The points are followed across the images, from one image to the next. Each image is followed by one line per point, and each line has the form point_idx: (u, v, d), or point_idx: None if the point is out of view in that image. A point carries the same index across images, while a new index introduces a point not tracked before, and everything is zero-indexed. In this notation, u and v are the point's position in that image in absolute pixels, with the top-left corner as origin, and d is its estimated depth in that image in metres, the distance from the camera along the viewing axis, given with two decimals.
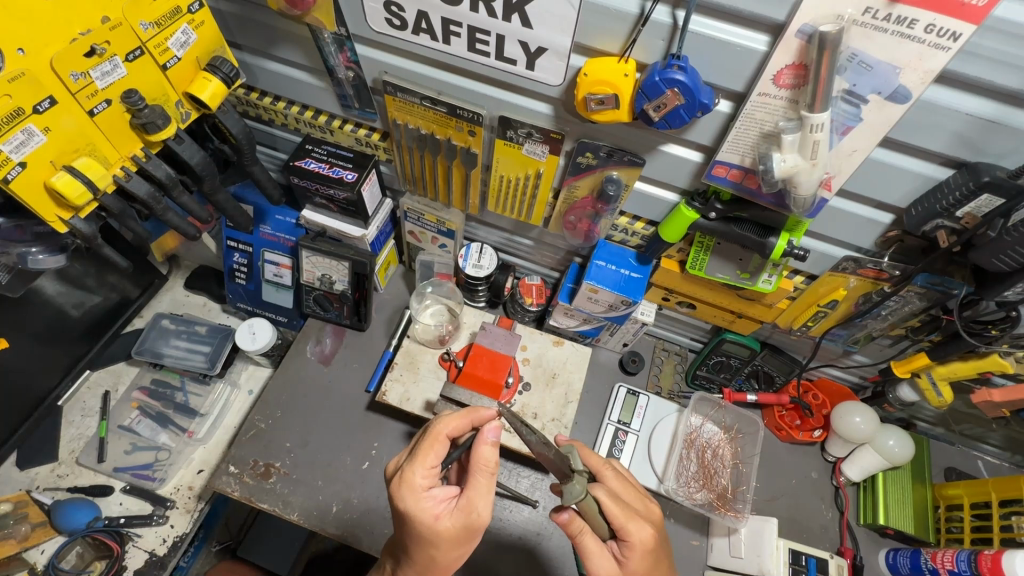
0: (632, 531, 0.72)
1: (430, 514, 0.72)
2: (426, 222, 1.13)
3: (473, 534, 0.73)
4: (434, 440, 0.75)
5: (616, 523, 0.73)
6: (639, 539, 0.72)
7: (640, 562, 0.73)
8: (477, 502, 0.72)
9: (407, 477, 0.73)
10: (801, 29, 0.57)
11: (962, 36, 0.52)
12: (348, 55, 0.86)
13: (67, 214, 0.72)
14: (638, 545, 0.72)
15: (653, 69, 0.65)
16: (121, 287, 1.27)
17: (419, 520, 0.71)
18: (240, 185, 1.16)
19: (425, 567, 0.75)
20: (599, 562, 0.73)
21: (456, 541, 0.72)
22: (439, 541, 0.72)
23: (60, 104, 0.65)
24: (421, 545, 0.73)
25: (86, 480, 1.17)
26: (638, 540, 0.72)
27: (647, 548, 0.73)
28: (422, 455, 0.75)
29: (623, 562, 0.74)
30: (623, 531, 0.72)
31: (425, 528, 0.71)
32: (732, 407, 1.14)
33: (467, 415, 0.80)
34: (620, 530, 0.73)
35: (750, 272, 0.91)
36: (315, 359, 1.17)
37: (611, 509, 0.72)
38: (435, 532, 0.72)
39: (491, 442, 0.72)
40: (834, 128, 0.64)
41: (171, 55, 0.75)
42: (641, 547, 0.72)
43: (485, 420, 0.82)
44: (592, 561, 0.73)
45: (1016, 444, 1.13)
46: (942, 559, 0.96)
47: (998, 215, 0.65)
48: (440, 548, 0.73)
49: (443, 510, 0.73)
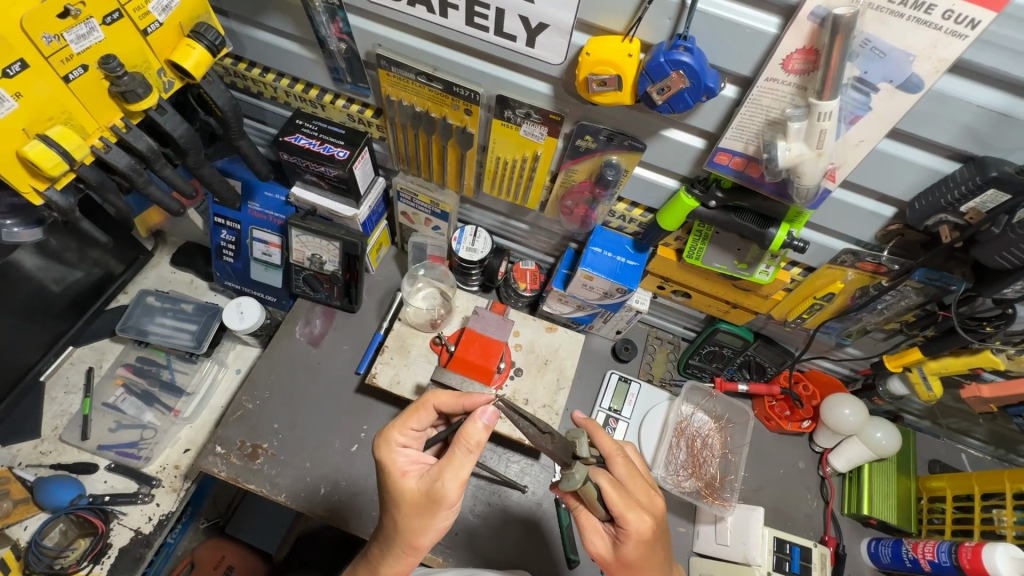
0: (630, 521, 0.70)
1: (398, 469, 0.72)
2: (419, 204, 1.10)
3: (435, 507, 0.69)
4: (421, 408, 0.76)
5: (615, 511, 0.70)
6: (637, 529, 0.70)
7: (634, 550, 0.72)
8: (446, 473, 0.68)
9: (384, 433, 0.74)
10: (814, 11, 0.55)
11: (980, 23, 0.50)
12: (341, 26, 0.83)
13: (43, 185, 0.69)
14: (634, 534, 0.70)
15: (658, 50, 0.63)
16: (104, 262, 1.24)
17: (387, 474, 0.72)
18: (227, 159, 1.13)
19: (390, 533, 0.72)
20: (594, 539, 0.76)
21: (417, 507, 0.69)
22: (401, 501, 0.70)
23: (32, 68, 0.61)
24: (388, 504, 0.72)
25: (69, 457, 1.15)
26: (636, 530, 0.70)
27: (642, 538, 0.71)
28: (405, 417, 0.76)
29: (619, 544, 0.74)
30: (621, 519, 0.70)
31: (392, 485, 0.71)
32: (723, 396, 1.14)
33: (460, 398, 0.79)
34: (618, 518, 0.70)
35: (748, 262, 0.90)
36: (304, 340, 1.16)
37: (611, 496, 0.70)
38: (401, 491, 0.71)
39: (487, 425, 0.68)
40: (842, 117, 0.62)
41: (152, 19, 0.71)
42: (637, 536, 0.70)
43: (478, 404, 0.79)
44: (588, 536, 0.76)
45: (999, 439, 1.15)
46: (924, 549, 0.98)
47: (1003, 211, 0.64)
48: (402, 510, 0.70)
49: (412, 470, 0.72)
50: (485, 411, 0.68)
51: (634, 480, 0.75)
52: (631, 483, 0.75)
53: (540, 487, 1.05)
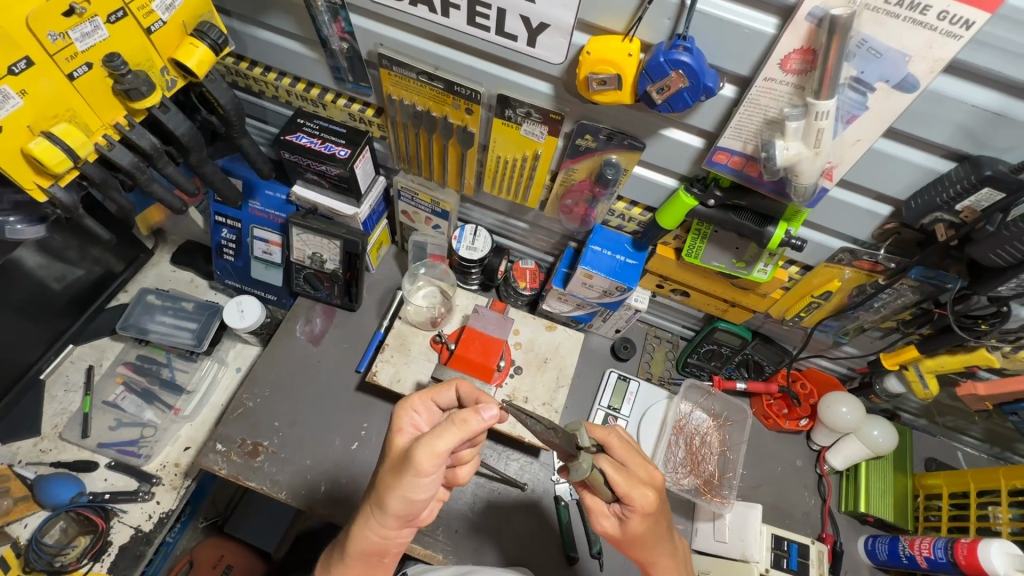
0: (635, 498, 0.71)
1: (400, 426, 0.75)
2: (420, 203, 1.10)
3: (405, 469, 0.66)
4: (446, 385, 0.80)
5: (619, 492, 0.71)
6: (643, 505, 0.71)
7: (642, 525, 0.73)
8: (423, 440, 0.66)
9: (405, 396, 0.78)
10: (812, 12, 0.56)
11: (974, 24, 0.51)
12: (343, 26, 0.83)
13: (46, 182, 0.70)
14: (641, 510, 0.71)
15: (657, 49, 0.63)
16: (105, 261, 1.24)
17: (391, 431, 0.75)
18: (228, 158, 1.13)
19: (371, 490, 0.72)
20: (601, 521, 0.77)
21: (394, 466, 0.68)
22: (385, 457, 0.71)
23: (38, 66, 0.62)
24: (381, 462, 0.74)
25: (69, 455, 1.15)
26: (641, 506, 0.71)
27: (649, 512, 0.71)
28: (430, 391, 0.80)
29: (626, 522, 0.74)
30: (626, 499, 0.71)
31: (390, 440, 0.74)
32: (722, 395, 1.15)
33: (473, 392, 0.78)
34: (623, 497, 0.71)
35: (746, 261, 0.91)
36: (305, 338, 1.16)
37: (614, 478, 0.71)
38: (391, 447, 0.72)
39: (485, 419, 0.66)
40: (839, 116, 0.63)
41: (156, 18, 0.71)
42: (643, 511, 0.71)
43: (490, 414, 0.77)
44: (596, 517, 0.77)
45: (995, 437, 1.16)
46: (920, 546, 0.99)
47: (997, 210, 0.65)
48: (385, 467, 0.71)
49: (408, 435, 0.73)
50: (487, 408, 0.67)
51: (633, 458, 0.76)
52: (630, 461, 0.76)
53: (539, 485, 1.05)
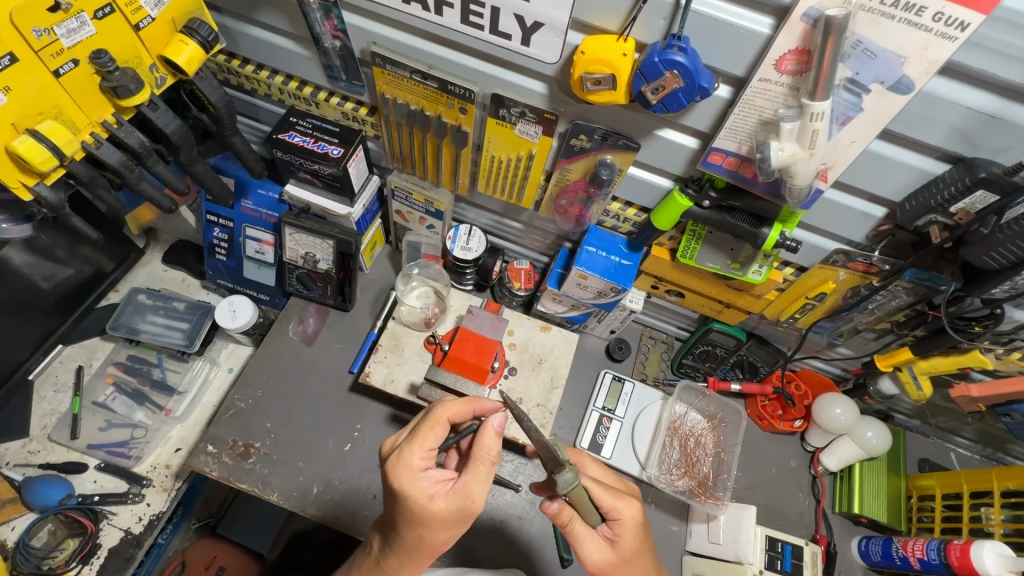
0: (622, 508, 0.74)
1: (424, 494, 0.69)
2: (414, 202, 1.10)
3: (464, 519, 0.70)
4: (435, 423, 0.72)
5: (607, 504, 0.74)
6: (629, 516, 0.74)
7: (631, 541, 0.74)
8: (474, 488, 0.70)
9: (404, 459, 0.69)
10: (807, 12, 0.55)
11: (969, 26, 0.51)
12: (336, 23, 0.82)
13: (32, 180, 0.69)
14: (629, 522, 0.74)
15: (653, 50, 0.63)
16: (95, 260, 1.22)
17: (412, 501, 0.68)
18: (220, 157, 1.12)
19: (411, 545, 0.72)
20: (590, 548, 0.73)
21: (446, 524, 0.70)
22: (430, 522, 0.69)
23: (22, 62, 0.61)
24: (409, 522, 0.70)
25: (58, 456, 1.14)
26: (629, 516, 0.74)
27: (636, 524, 0.74)
28: (421, 437, 0.71)
29: (614, 542, 0.74)
30: (614, 510, 0.74)
31: (418, 509, 0.68)
32: (716, 396, 1.15)
33: (469, 403, 0.77)
34: (611, 509, 0.74)
35: (741, 262, 0.90)
36: (297, 339, 1.15)
37: (600, 491, 0.74)
38: (429, 513, 0.69)
39: (496, 430, 0.70)
40: (834, 117, 0.62)
41: (144, 14, 0.70)
42: (630, 524, 0.74)
43: (488, 411, 0.78)
44: (585, 546, 0.73)
45: (988, 438, 1.16)
46: (913, 547, 0.99)
47: (991, 212, 0.65)
48: (430, 529, 0.70)
49: (438, 491, 0.70)
50: (496, 418, 0.71)
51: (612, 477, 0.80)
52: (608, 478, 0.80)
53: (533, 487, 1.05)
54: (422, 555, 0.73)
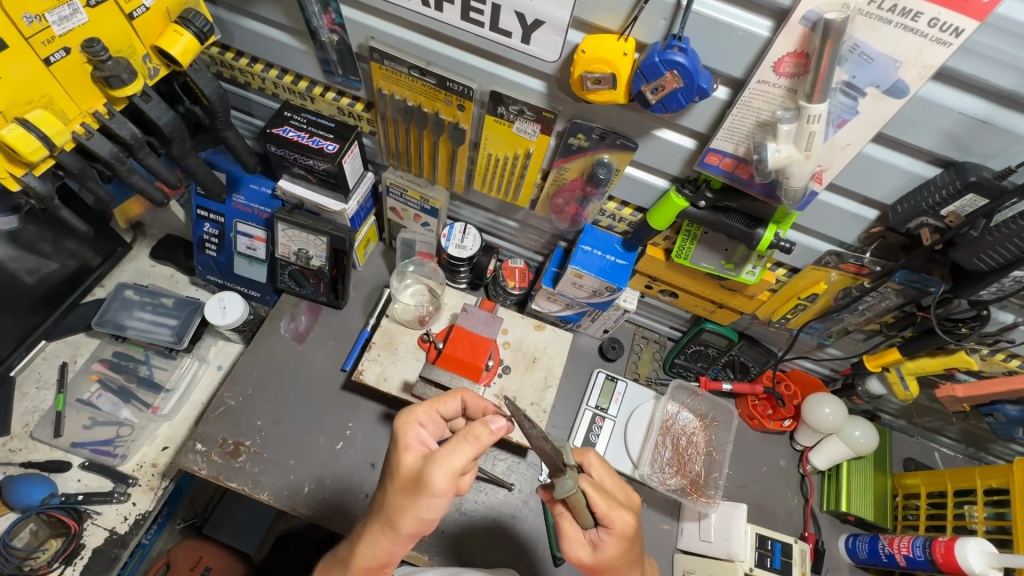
0: (612, 517, 0.70)
1: (405, 442, 0.69)
2: (409, 199, 1.09)
3: (421, 492, 0.65)
4: (451, 394, 0.78)
5: (598, 512, 0.71)
6: (621, 526, 0.70)
7: (616, 551, 0.70)
8: (442, 462, 0.64)
9: (410, 405, 0.73)
10: (806, 15, 0.56)
11: (963, 32, 0.52)
12: (334, 17, 0.82)
13: (20, 171, 0.67)
14: (618, 532, 0.70)
15: (653, 49, 0.63)
16: (80, 254, 1.20)
17: (395, 441, 0.70)
18: (212, 151, 1.10)
19: (380, 506, 0.69)
20: (575, 547, 0.73)
21: (407, 486, 0.66)
22: (396, 473, 0.67)
23: (12, 49, 0.59)
24: (385, 474, 0.70)
25: (40, 455, 1.11)
26: (620, 527, 0.70)
27: (626, 535, 0.70)
28: (436, 401, 0.76)
29: (598, 546, 0.72)
30: (605, 518, 0.70)
31: (395, 453, 0.69)
32: (708, 395, 1.16)
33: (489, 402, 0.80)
34: (603, 517, 0.71)
35: (735, 263, 0.91)
36: (289, 336, 1.14)
37: (594, 497, 0.70)
38: (399, 461, 0.68)
39: (490, 425, 0.64)
40: (830, 120, 0.63)
41: (139, 4, 0.69)
42: (619, 535, 0.70)
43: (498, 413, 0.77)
44: (568, 543, 0.73)
45: (970, 438, 1.19)
46: (899, 544, 1.01)
47: (981, 216, 0.66)
48: (393, 483, 0.67)
49: (416, 449, 0.68)
50: (497, 419, 0.66)
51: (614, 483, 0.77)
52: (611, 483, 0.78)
53: (526, 485, 1.05)
54: (381, 527, 0.68)
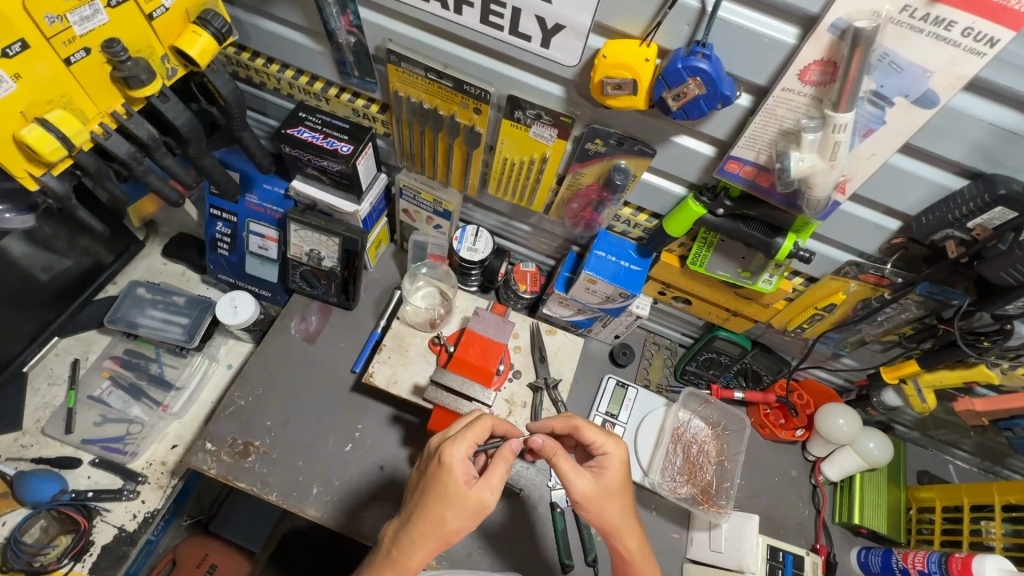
0: (605, 441, 0.79)
1: (464, 474, 0.70)
2: (422, 202, 1.09)
3: (482, 512, 0.71)
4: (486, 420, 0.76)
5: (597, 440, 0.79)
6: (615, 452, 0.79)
7: (616, 475, 0.78)
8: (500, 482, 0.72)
9: (458, 437, 0.72)
10: (835, 23, 0.55)
11: (999, 42, 0.51)
12: (351, 19, 0.81)
13: (38, 171, 0.67)
14: (616, 456, 0.79)
15: (675, 56, 0.62)
16: (94, 252, 1.20)
17: (454, 475, 0.70)
18: (226, 151, 1.11)
19: (430, 527, 0.70)
20: (578, 479, 0.74)
21: (470, 511, 0.70)
22: (458, 502, 0.70)
23: (33, 49, 0.59)
24: (438, 502, 0.70)
25: (52, 451, 1.12)
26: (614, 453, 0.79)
27: (623, 461, 0.79)
28: (474, 427, 0.75)
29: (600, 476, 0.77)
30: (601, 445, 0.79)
31: (456, 484, 0.70)
32: (720, 404, 1.14)
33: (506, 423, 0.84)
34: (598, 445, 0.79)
35: (751, 271, 0.90)
36: (299, 336, 1.13)
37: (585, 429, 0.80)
38: (460, 492, 0.70)
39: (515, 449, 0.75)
40: (856, 130, 0.62)
41: (158, 4, 0.68)
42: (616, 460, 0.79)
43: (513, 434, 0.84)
44: (570, 476, 0.74)
45: (988, 452, 1.17)
46: (914, 560, 0.99)
47: (1010, 228, 0.65)
48: (456, 510, 0.70)
49: (475, 478, 0.72)
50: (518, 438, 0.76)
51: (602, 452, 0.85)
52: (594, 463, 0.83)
53: (535, 492, 1.04)
54: (432, 544, 0.70)
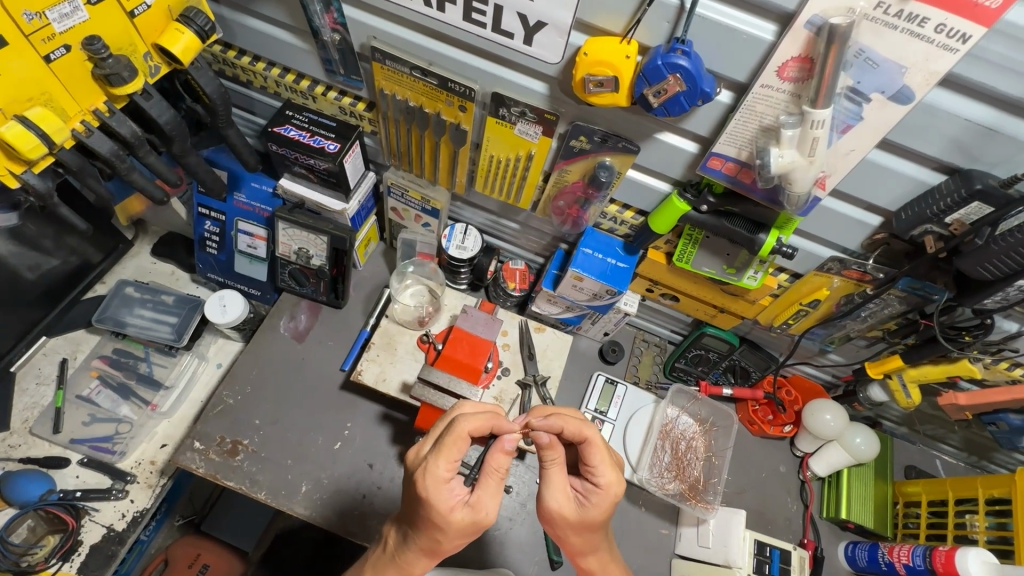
0: (604, 475, 0.72)
1: (445, 504, 0.66)
2: (410, 200, 1.09)
3: (476, 529, 0.68)
4: (460, 435, 0.67)
5: (592, 463, 0.72)
6: (608, 484, 0.72)
7: (599, 513, 0.72)
8: (488, 501, 0.68)
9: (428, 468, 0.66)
10: (810, 20, 0.56)
11: (971, 38, 0.51)
12: (335, 17, 0.81)
13: (19, 168, 0.67)
14: (607, 492, 0.72)
15: (655, 53, 0.63)
16: (82, 251, 1.20)
17: (434, 509, 0.66)
18: (214, 149, 1.10)
19: (426, 546, 0.71)
20: (557, 497, 0.71)
21: (461, 533, 0.68)
22: (447, 529, 0.67)
23: (11, 46, 0.59)
24: (428, 527, 0.68)
25: (40, 451, 1.12)
26: (606, 485, 0.72)
27: (614, 500, 0.72)
28: (446, 449, 0.67)
29: (584, 504, 0.73)
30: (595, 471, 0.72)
31: (437, 516, 0.66)
32: (708, 400, 1.15)
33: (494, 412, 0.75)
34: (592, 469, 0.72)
35: (737, 267, 0.91)
36: (289, 335, 1.13)
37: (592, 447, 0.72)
38: (446, 521, 0.67)
39: (507, 450, 0.68)
40: (835, 126, 0.63)
41: (140, 2, 0.68)
42: (605, 492, 0.72)
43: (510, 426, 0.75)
44: (551, 491, 0.71)
45: (973, 446, 1.18)
46: (899, 553, 0.99)
47: (986, 224, 0.66)
48: (447, 535, 0.68)
49: (459, 502, 0.67)
50: (510, 436, 0.69)
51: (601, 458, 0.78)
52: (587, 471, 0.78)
53: (525, 489, 1.04)
54: (431, 556, 0.72)
